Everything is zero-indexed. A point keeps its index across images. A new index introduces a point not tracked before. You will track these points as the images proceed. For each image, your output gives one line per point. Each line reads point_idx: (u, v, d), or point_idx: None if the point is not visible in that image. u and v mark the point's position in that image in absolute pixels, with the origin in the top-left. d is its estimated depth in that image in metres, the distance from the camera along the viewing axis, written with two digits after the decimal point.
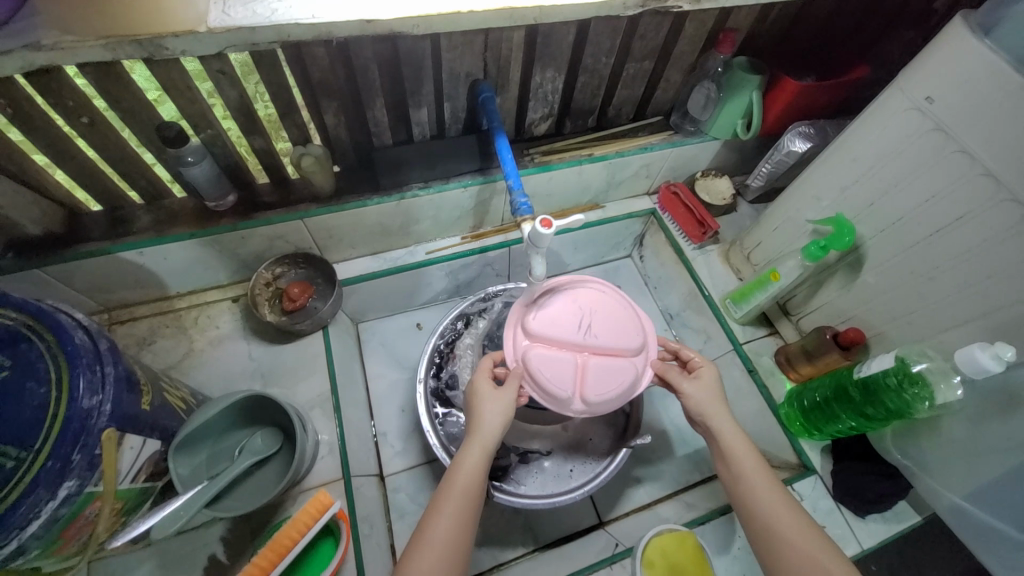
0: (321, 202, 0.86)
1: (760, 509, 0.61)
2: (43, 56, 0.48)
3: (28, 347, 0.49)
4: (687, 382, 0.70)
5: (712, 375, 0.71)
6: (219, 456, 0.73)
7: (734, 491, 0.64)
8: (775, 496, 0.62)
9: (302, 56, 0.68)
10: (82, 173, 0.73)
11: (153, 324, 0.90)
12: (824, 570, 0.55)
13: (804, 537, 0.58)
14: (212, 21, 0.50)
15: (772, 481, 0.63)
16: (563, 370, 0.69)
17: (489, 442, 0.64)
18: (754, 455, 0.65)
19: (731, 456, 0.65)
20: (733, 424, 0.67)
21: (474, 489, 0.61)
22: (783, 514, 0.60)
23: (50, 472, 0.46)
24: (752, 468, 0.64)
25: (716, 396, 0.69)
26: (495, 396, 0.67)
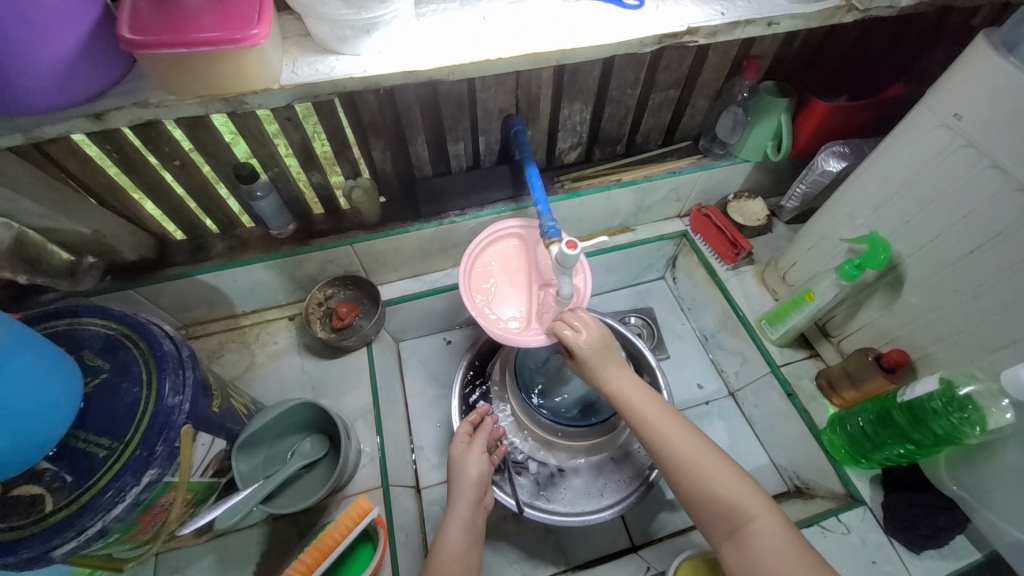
0: (368, 230, 0.94)
1: (663, 440, 0.68)
2: (149, 111, 0.59)
3: (128, 352, 0.59)
4: (583, 337, 0.73)
5: (598, 335, 0.74)
6: (273, 458, 0.80)
7: (639, 433, 0.70)
8: (682, 430, 0.68)
9: (355, 102, 0.78)
10: (171, 207, 0.85)
11: (222, 339, 1.01)
12: (725, 494, 0.63)
13: (713, 464, 0.65)
14: (283, 79, 0.60)
15: (670, 416, 0.70)
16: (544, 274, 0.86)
17: (469, 502, 0.74)
18: (649, 396, 0.73)
19: (637, 407, 0.71)
20: (631, 376, 0.74)
21: (463, 554, 0.69)
22: (688, 446, 0.67)
23: (136, 460, 0.53)
24: (651, 407, 0.71)
25: (609, 358, 0.75)
26: (470, 455, 0.78)
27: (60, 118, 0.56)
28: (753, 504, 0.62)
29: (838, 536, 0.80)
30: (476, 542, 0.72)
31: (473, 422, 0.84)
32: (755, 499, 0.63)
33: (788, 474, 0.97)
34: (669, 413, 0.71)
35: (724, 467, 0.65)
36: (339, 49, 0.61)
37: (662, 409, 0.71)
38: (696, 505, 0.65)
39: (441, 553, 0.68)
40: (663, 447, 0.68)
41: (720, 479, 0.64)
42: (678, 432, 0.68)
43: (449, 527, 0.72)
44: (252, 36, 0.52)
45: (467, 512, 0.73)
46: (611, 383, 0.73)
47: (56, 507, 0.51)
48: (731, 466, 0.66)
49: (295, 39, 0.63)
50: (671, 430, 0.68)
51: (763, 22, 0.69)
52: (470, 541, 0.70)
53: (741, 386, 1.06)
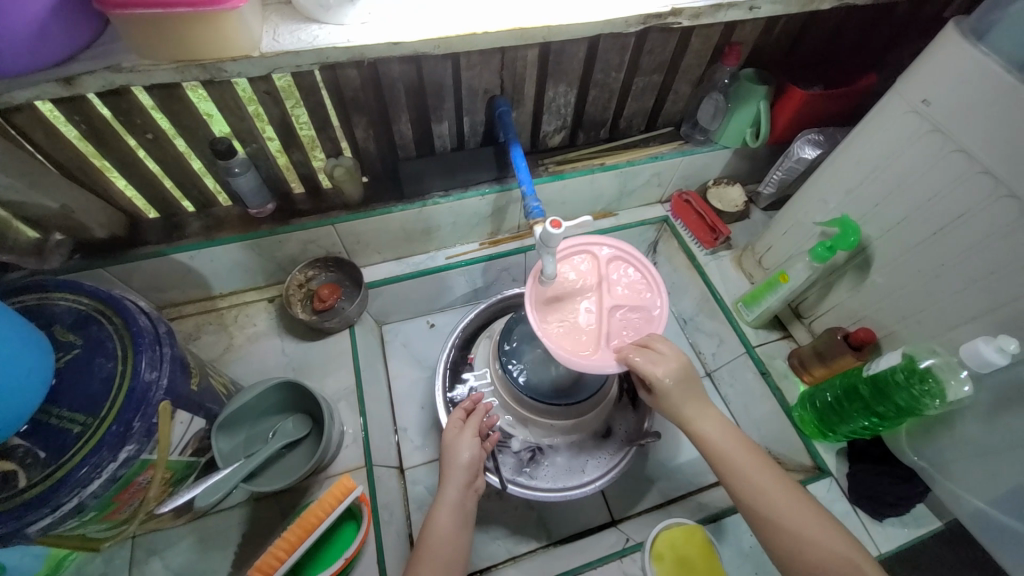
0: (350, 210, 0.93)
1: (756, 489, 0.65)
2: (122, 77, 0.56)
3: (100, 328, 0.57)
4: (660, 369, 0.69)
5: (679, 368, 0.71)
6: (254, 438, 0.79)
7: (730, 482, 0.67)
8: (773, 479, 0.66)
9: (337, 76, 0.76)
10: (143, 183, 0.82)
11: (198, 321, 0.99)
12: (826, 548, 0.60)
13: (807, 517, 0.63)
14: (263, 46, 0.58)
15: (765, 466, 0.67)
16: (617, 292, 0.76)
17: (458, 485, 0.74)
18: (740, 442, 0.70)
19: (725, 451, 0.69)
20: (715, 418, 0.71)
21: (453, 537, 0.69)
22: (781, 496, 0.65)
23: (113, 436, 0.52)
24: (742, 456, 0.68)
25: (691, 397, 0.72)
26: (461, 438, 0.78)
27: (28, 83, 0.54)
28: (851, 561, 0.59)
29: None
30: (466, 526, 0.72)
31: (467, 407, 0.83)
32: (853, 555, 0.60)
33: (759, 450, 1.01)
34: (761, 458, 0.68)
35: (818, 522, 0.63)
36: (321, 17, 0.60)
37: (754, 455, 0.68)
38: (791, 562, 0.62)
39: (431, 534, 0.69)
40: (758, 499, 0.65)
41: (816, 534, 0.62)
42: (770, 479, 0.66)
43: (438, 509, 0.71)
44: None
45: (456, 494, 0.73)
46: (696, 425, 0.71)
47: (29, 484, 0.49)
48: (822, 517, 0.63)
49: (275, 7, 0.61)
50: (763, 478, 0.66)
51: (745, 6, 0.70)
52: (459, 524, 0.71)
53: (717, 367, 1.10)
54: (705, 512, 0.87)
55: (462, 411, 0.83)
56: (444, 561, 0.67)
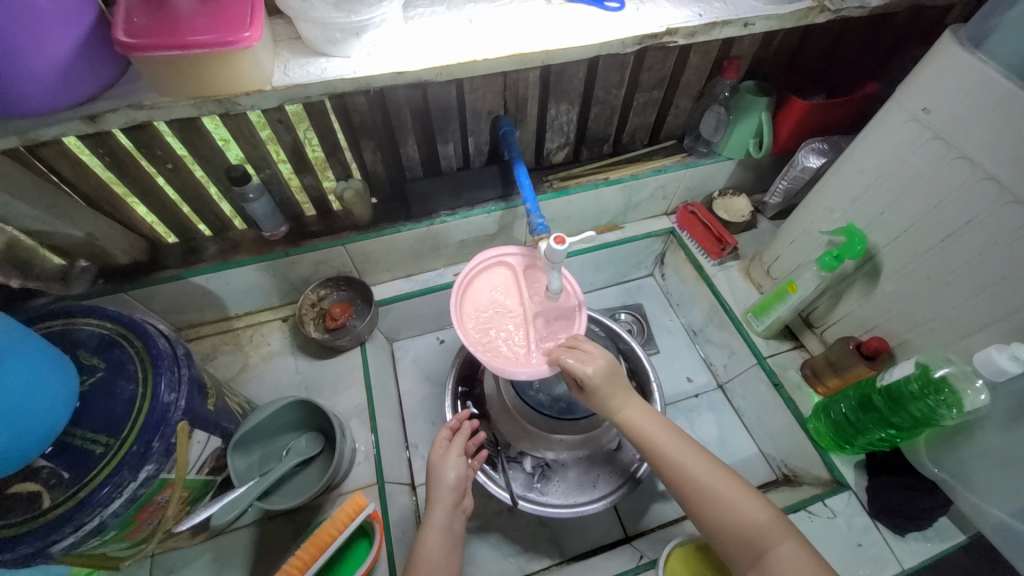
0: (360, 230, 0.96)
1: (675, 466, 0.69)
2: (143, 113, 0.60)
3: (122, 351, 0.60)
4: (590, 368, 0.71)
5: (603, 364, 0.72)
6: (269, 456, 0.81)
7: (655, 463, 0.71)
8: (699, 460, 0.69)
9: (346, 104, 0.79)
10: (163, 210, 0.86)
11: (215, 342, 1.01)
12: (744, 516, 0.64)
13: (731, 490, 0.66)
14: (274, 80, 0.61)
15: (685, 443, 0.71)
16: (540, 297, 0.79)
17: (447, 508, 0.74)
18: (661, 422, 0.73)
19: (651, 438, 0.71)
20: (637, 402, 0.74)
21: (440, 561, 0.70)
22: (701, 470, 0.68)
23: (133, 456, 0.54)
24: (663, 437, 0.71)
25: (618, 386, 0.74)
26: (448, 459, 0.78)
27: (56, 120, 0.57)
28: (772, 529, 0.63)
29: (824, 520, 0.82)
30: (454, 547, 0.73)
31: (452, 426, 0.83)
32: (776, 523, 0.64)
33: (776, 462, 1.00)
34: (680, 436, 0.71)
35: (741, 493, 0.66)
36: (330, 51, 0.63)
37: (679, 439, 0.71)
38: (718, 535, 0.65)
39: (421, 557, 0.70)
40: (678, 475, 0.68)
41: (738, 506, 0.65)
42: (694, 460, 0.69)
43: (426, 534, 0.73)
44: (245, 38, 0.53)
45: (443, 517, 0.74)
46: (624, 414, 0.73)
47: (52, 504, 0.51)
48: (745, 491, 0.66)
49: (286, 42, 0.65)
50: (685, 459, 0.69)
51: (740, 23, 0.72)
52: (447, 548, 0.72)
53: (729, 378, 1.09)
54: None
55: (447, 430, 0.82)
56: None
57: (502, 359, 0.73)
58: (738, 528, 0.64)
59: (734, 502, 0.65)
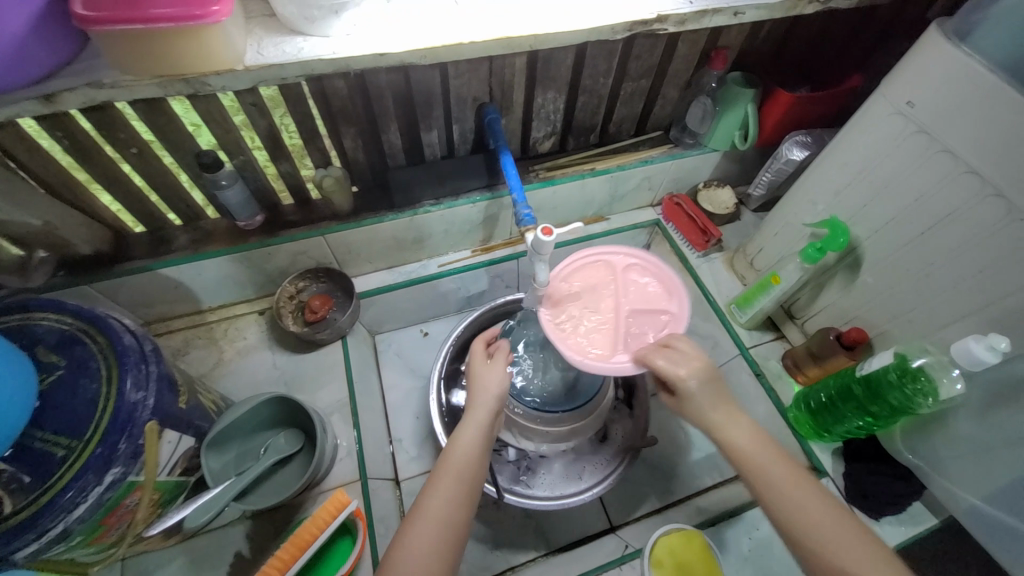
0: (340, 220, 0.92)
1: (775, 491, 0.57)
2: (104, 93, 0.56)
3: (84, 348, 0.56)
4: (683, 370, 0.64)
5: (700, 366, 0.65)
6: (245, 455, 0.78)
7: (752, 486, 0.60)
8: (808, 488, 0.57)
9: (324, 87, 0.76)
10: (128, 198, 0.81)
11: (187, 336, 0.97)
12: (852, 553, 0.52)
13: (837, 522, 0.54)
14: (247, 59, 0.57)
15: (795, 469, 0.59)
16: (642, 297, 0.73)
17: (485, 410, 0.69)
18: (771, 444, 0.61)
19: (750, 456, 0.60)
20: (740, 419, 0.63)
21: (471, 466, 0.64)
22: (806, 499, 0.56)
23: (98, 458, 0.51)
24: (770, 458, 0.60)
25: (719, 399, 0.65)
26: (490, 368, 0.74)
27: (7, 101, 0.53)
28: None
29: None
30: (483, 465, 0.66)
31: (486, 342, 0.82)
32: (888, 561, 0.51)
33: None
34: (785, 459, 0.60)
35: (849, 526, 0.54)
36: (307, 29, 0.59)
37: (787, 463, 0.59)
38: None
39: (452, 455, 0.64)
40: (780, 502, 0.57)
41: (856, 559, 0.52)
42: (807, 490, 0.57)
43: (460, 434, 0.67)
44: (214, 12, 0.50)
45: (478, 428, 0.67)
46: (723, 431, 0.63)
47: (12, 511, 0.48)
48: (872, 546, 0.52)
49: (260, 19, 0.61)
50: (790, 483, 0.58)
51: (730, 12, 0.71)
52: (481, 452, 0.66)
53: None
54: (703, 517, 0.87)
55: (483, 346, 0.80)
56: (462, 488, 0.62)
57: (589, 358, 0.67)
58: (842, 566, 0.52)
59: (857, 557, 0.52)
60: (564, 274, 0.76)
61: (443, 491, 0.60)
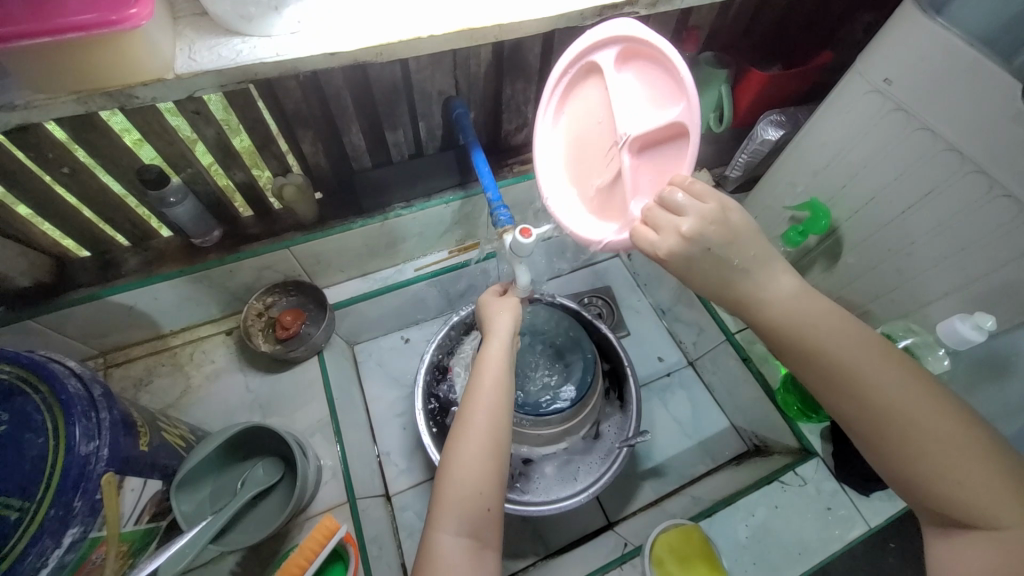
0: (305, 230, 0.87)
1: (859, 394, 0.50)
2: (18, 115, 0.49)
3: (23, 399, 0.50)
4: (681, 231, 0.49)
5: (701, 216, 0.50)
6: (222, 490, 0.74)
7: (834, 391, 0.51)
8: (896, 382, 0.49)
9: (274, 89, 0.70)
10: (66, 222, 0.74)
11: (150, 364, 0.91)
12: (942, 454, 0.47)
13: (928, 419, 0.48)
14: (178, 66, 0.52)
15: (881, 360, 0.50)
16: (632, 113, 0.55)
17: (502, 347, 0.67)
18: (850, 334, 0.51)
19: (833, 355, 0.51)
20: (816, 311, 0.52)
21: (492, 405, 0.61)
22: (898, 399, 0.49)
23: (53, 521, 0.46)
24: (853, 356, 0.50)
25: (765, 271, 0.52)
26: (500, 308, 0.71)
27: None
28: (1003, 503, 0.45)
29: (794, 488, 0.83)
30: (506, 398, 0.63)
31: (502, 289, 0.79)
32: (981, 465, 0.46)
33: (747, 434, 1.02)
34: (874, 351, 0.51)
35: (943, 425, 0.48)
36: (246, 29, 0.53)
37: (873, 354, 0.50)
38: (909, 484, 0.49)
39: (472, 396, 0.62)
40: (866, 404, 0.50)
41: (943, 451, 0.47)
42: (890, 379, 0.50)
43: (477, 375, 0.64)
44: (132, 16, 0.44)
45: (497, 369, 0.64)
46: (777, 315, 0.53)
47: None
48: (964, 438, 0.47)
49: (189, 19, 0.55)
50: (878, 381, 0.49)
51: None
52: (502, 387, 0.63)
53: (699, 355, 1.10)
54: (699, 507, 0.87)
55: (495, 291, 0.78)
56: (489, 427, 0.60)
57: (615, 223, 0.58)
58: (929, 470, 0.47)
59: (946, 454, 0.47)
60: (554, 127, 0.66)
61: (468, 433, 0.59)
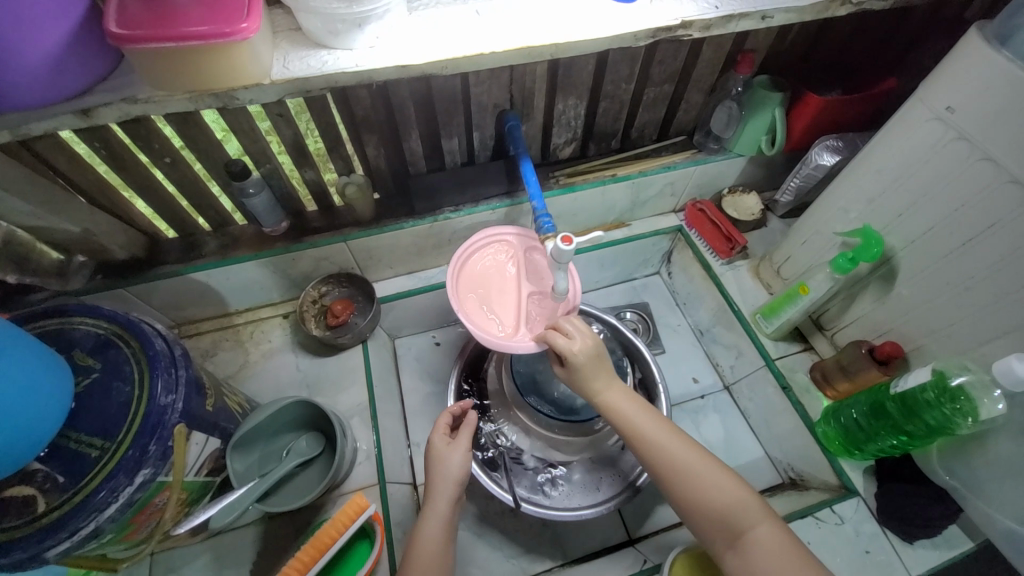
0: (362, 226, 0.94)
1: (655, 452, 0.67)
2: (137, 107, 0.58)
3: (116, 351, 0.58)
4: (575, 345, 0.71)
5: (590, 343, 0.73)
6: (269, 456, 0.80)
7: (637, 452, 0.69)
8: (677, 441, 0.67)
9: (348, 97, 0.77)
10: (161, 205, 0.84)
11: (215, 338, 1.00)
12: (719, 495, 0.63)
13: (703, 468, 0.65)
14: (274, 73, 0.59)
15: (665, 428, 0.69)
16: (533, 279, 0.84)
17: (449, 497, 0.71)
18: (646, 410, 0.71)
19: (631, 421, 0.70)
20: (619, 387, 0.72)
21: (436, 558, 0.66)
22: (680, 453, 0.66)
23: (129, 460, 0.53)
24: (649, 425, 0.69)
25: (600, 368, 0.73)
26: (452, 449, 0.74)
27: (46, 115, 0.56)
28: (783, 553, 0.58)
29: (831, 526, 0.80)
30: (449, 548, 0.69)
31: (451, 412, 0.80)
32: (750, 499, 0.62)
33: (782, 466, 0.98)
34: (662, 422, 0.70)
35: (717, 474, 0.64)
36: (331, 43, 0.60)
37: (658, 423, 0.69)
38: (697, 518, 0.64)
39: (415, 564, 0.65)
40: (658, 459, 0.66)
41: (718, 493, 0.63)
42: (666, 439, 0.67)
43: (424, 523, 0.69)
44: (242, 29, 0.51)
45: (440, 526, 0.69)
46: (604, 396, 0.72)
47: (48, 509, 0.50)
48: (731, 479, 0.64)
49: (286, 33, 0.62)
50: (664, 443, 0.67)
51: (758, 15, 0.69)
52: (446, 537, 0.68)
53: (736, 379, 1.07)
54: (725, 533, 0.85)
55: (447, 418, 0.79)
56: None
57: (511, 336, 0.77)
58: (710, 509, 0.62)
59: (706, 479, 0.64)
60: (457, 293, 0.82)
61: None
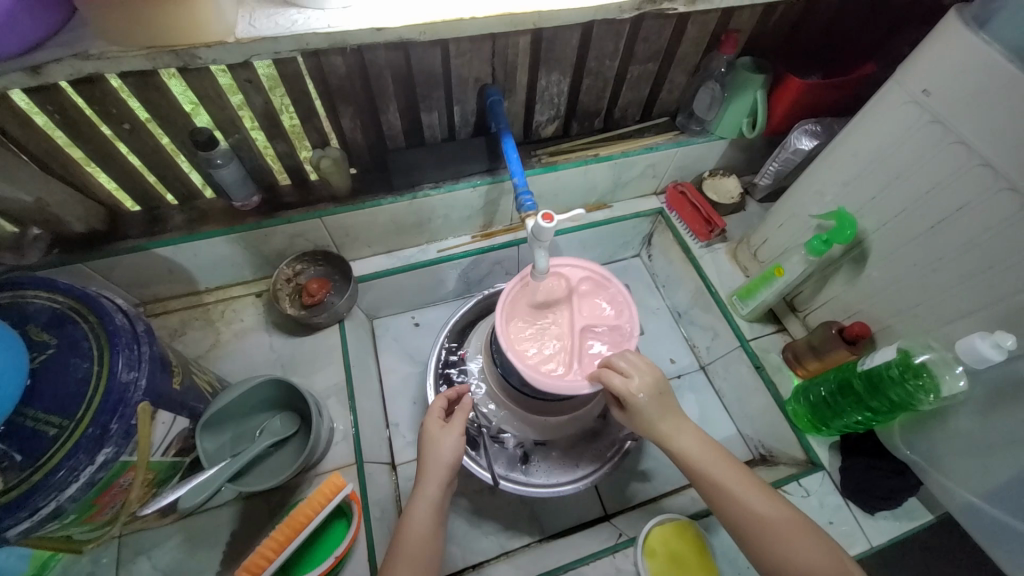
0: (338, 202, 0.91)
1: (729, 502, 0.64)
2: (90, 64, 0.54)
3: (74, 326, 0.55)
4: (634, 384, 0.67)
5: (652, 379, 0.68)
6: (241, 436, 0.79)
7: (710, 499, 0.66)
8: (752, 491, 0.64)
9: (322, 64, 0.74)
10: (122, 175, 0.80)
11: (184, 317, 0.97)
12: (802, 553, 0.60)
13: (783, 521, 0.62)
14: (238, 32, 0.56)
15: (742, 477, 0.66)
16: (589, 310, 0.78)
17: (439, 481, 0.70)
18: (719, 456, 0.67)
19: (702, 467, 0.66)
20: (689, 430, 0.69)
21: (424, 541, 0.65)
22: (756, 503, 0.63)
23: (89, 439, 0.51)
24: (724, 472, 0.66)
25: (667, 407, 0.69)
26: (446, 434, 0.73)
27: None
28: None
29: (798, 499, 0.83)
30: (439, 531, 0.68)
31: (449, 399, 0.80)
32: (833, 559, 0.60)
33: (753, 443, 1.01)
34: (735, 468, 0.67)
35: (797, 530, 0.61)
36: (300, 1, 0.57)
37: (730, 468, 0.66)
38: (776, 573, 0.60)
39: (404, 546, 0.64)
40: (732, 509, 0.64)
41: (800, 551, 0.60)
42: (741, 487, 0.65)
43: (414, 507, 0.68)
44: None
45: (430, 509, 0.68)
46: (672, 440, 0.68)
47: (5, 488, 0.48)
48: (810, 533, 0.62)
49: None
50: (737, 491, 0.64)
51: None
52: (436, 521, 0.67)
53: (712, 359, 1.09)
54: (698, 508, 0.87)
55: (442, 405, 0.78)
56: (420, 559, 0.64)
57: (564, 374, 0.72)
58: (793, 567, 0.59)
59: (787, 535, 0.61)
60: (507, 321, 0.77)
61: (402, 562, 0.63)
